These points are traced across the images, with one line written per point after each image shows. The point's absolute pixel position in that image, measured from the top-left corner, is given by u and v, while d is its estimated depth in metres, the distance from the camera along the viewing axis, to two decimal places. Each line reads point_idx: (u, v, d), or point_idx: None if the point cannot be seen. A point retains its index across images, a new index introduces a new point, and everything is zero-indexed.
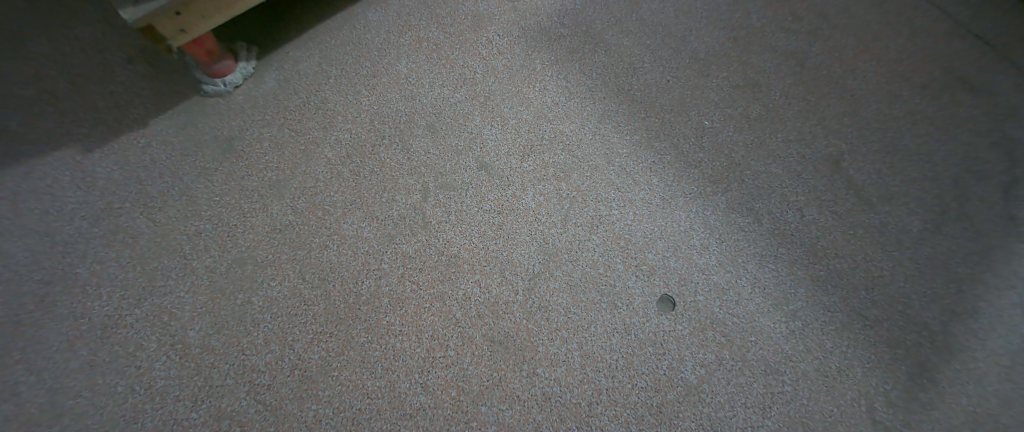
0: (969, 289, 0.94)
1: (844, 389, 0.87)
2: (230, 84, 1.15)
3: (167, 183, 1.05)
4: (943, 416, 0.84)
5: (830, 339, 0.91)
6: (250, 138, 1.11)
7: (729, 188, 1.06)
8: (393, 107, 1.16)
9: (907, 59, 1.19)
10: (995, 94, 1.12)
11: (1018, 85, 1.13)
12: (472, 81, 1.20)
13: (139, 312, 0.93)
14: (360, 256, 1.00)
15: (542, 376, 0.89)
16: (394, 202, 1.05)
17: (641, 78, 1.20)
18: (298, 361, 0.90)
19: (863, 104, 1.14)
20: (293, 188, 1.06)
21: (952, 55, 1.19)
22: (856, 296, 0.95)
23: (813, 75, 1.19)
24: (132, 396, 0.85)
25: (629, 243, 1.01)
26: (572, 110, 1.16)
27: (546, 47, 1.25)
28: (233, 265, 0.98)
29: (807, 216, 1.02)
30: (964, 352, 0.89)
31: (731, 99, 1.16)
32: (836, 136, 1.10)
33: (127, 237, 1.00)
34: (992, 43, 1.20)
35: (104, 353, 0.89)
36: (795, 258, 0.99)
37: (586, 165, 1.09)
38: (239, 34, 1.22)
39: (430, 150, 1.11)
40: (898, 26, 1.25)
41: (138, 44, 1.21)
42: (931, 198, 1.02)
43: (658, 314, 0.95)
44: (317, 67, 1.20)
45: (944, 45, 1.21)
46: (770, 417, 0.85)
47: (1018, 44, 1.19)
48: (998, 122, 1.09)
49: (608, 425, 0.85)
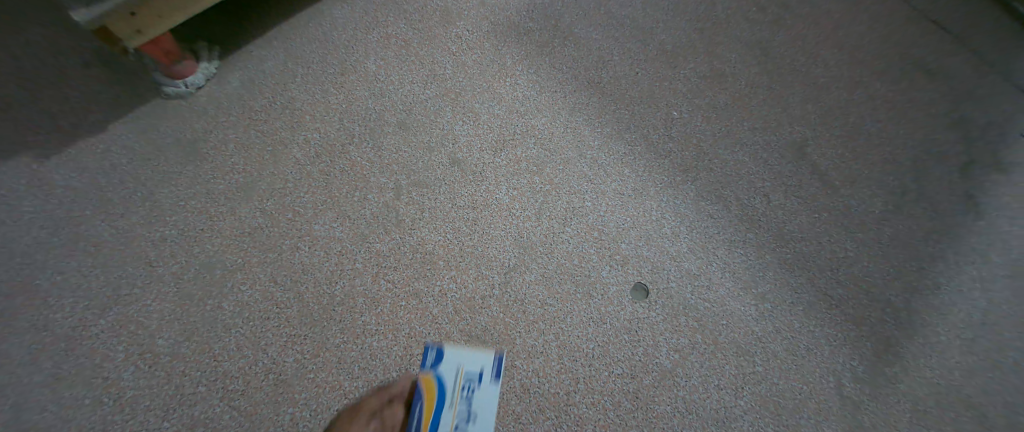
0: (930, 266, 0.97)
1: (813, 367, 0.90)
2: (192, 85, 1.12)
3: (129, 189, 1.03)
4: (908, 388, 0.88)
5: (799, 320, 0.94)
6: (215, 140, 1.08)
7: (699, 176, 1.08)
8: (362, 104, 1.14)
9: (866, 47, 1.23)
10: (952, 77, 1.16)
11: (972, 68, 1.17)
12: (443, 77, 1.19)
13: (104, 322, 0.91)
14: (333, 256, 0.99)
15: (520, 368, 0.90)
16: (366, 200, 1.04)
17: (611, 71, 1.21)
18: (271, 364, 0.89)
19: (825, 90, 1.17)
20: (262, 190, 1.04)
21: (911, 40, 1.22)
22: (823, 277, 0.97)
23: (778, 63, 1.22)
24: (99, 408, 0.84)
25: (604, 234, 1.02)
26: (543, 103, 1.16)
27: (516, 42, 1.25)
28: (201, 269, 0.96)
29: (774, 201, 1.04)
30: (926, 327, 0.92)
31: (699, 90, 1.18)
32: (800, 123, 1.13)
33: (89, 245, 0.97)
34: (949, 27, 1.23)
35: (68, 366, 0.87)
36: (763, 243, 1.01)
37: (558, 158, 1.10)
38: (200, 32, 1.19)
39: (402, 147, 1.10)
40: (858, 13, 1.28)
41: (93, 46, 1.17)
42: (892, 180, 1.05)
43: (632, 303, 0.96)
44: (283, 65, 1.17)
45: (904, 30, 1.24)
46: (744, 397, 0.88)
47: (973, 28, 1.22)
48: (955, 104, 1.12)
49: (586, 413, 0.87)
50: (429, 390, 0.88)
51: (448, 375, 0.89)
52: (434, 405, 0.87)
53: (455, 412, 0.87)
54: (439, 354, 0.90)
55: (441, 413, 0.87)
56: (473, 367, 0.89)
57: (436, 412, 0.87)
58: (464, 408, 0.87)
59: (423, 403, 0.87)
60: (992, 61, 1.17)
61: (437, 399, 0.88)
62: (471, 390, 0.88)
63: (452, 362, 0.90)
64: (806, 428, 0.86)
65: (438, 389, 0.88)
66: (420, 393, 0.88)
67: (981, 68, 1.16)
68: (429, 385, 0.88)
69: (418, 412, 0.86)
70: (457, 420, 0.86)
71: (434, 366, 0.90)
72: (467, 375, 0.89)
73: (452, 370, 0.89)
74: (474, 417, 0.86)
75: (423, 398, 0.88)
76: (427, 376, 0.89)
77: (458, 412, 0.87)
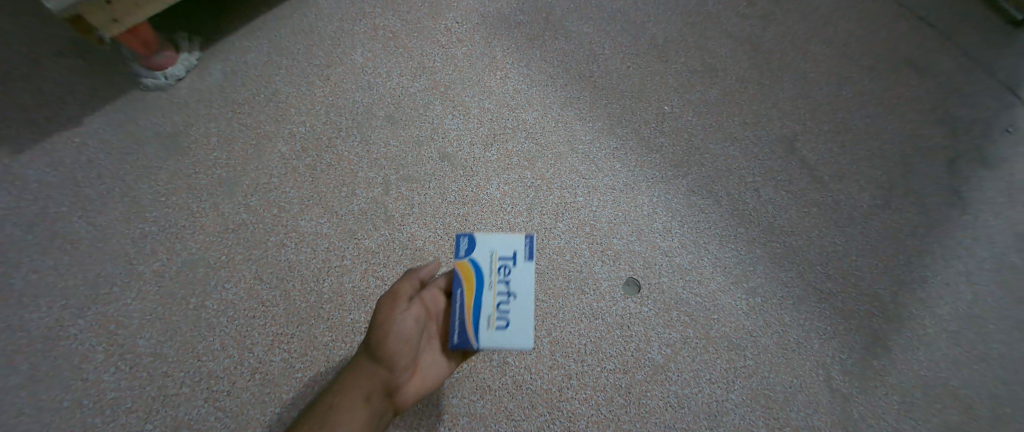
0: (917, 260, 0.98)
1: (804, 360, 0.91)
2: (171, 76, 1.08)
3: (106, 185, 0.99)
4: (896, 381, 0.89)
5: (788, 314, 0.94)
6: (195, 134, 1.05)
7: (691, 170, 1.07)
8: (349, 98, 1.11)
9: (861, 36, 1.21)
10: (949, 66, 1.14)
11: (967, 59, 1.14)
12: (431, 70, 1.16)
13: (82, 322, 0.89)
14: (320, 253, 0.97)
15: (512, 365, 0.91)
16: (354, 196, 1.02)
17: (602, 65, 1.19)
18: (257, 364, 0.88)
19: (815, 86, 1.15)
20: (245, 185, 1.02)
21: (908, 28, 1.20)
22: (812, 270, 0.98)
23: (768, 58, 1.19)
24: (78, 411, 0.83)
25: (596, 229, 1.01)
26: (534, 97, 1.14)
27: (506, 34, 1.22)
28: (183, 267, 0.94)
29: (765, 195, 1.04)
30: (914, 320, 0.93)
31: (690, 84, 1.17)
32: (790, 117, 1.12)
33: (65, 243, 0.94)
34: (945, 17, 1.20)
35: (45, 367, 0.85)
36: (754, 237, 1.01)
37: (550, 152, 1.08)
38: (180, 23, 1.15)
39: (391, 142, 1.07)
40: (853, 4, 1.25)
41: (66, 35, 1.12)
42: (881, 174, 1.06)
43: (624, 298, 0.96)
44: (266, 57, 1.14)
45: (901, 17, 1.21)
46: (735, 391, 0.89)
47: (970, 16, 1.19)
48: (947, 97, 1.11)
49: (578, 409, 0.87)
50: (466, 274, 0.83)
51: (482, 260, 0.85)
52: (473, 286, 0.82)
53: (496, 291, 0.82)
54: (471, 242, 0.86)
55: (481, 295, 0.81)
56: (506, 248, 0.86)
57: (476, 292, 0.81)
58: (505, 286, 0.83)
59: (462, 287, 0.82)
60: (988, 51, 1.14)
61: (475, 280, 0.82)
62: (507, 269, 0.84)
63: (485, 245, 0.86)
64: (796, 421, 0.87)
65: (474, 271, 0.83)
66: (458, 278, 0.82)
67: (976, 58, 1.14)
68: (464, 269, 0.83)
69: (459, 299, 0.81)
70: (498, 298, 0.82)
71: (467, 253, 0.85)
72: (501, 257, 0.85)
73: (485, 254, 0.85)
74: (516, 293, 0.82)
75: (460, 283, 0.82)
76: (463, 263, 0.84)
77: (498, 292, 0.82)
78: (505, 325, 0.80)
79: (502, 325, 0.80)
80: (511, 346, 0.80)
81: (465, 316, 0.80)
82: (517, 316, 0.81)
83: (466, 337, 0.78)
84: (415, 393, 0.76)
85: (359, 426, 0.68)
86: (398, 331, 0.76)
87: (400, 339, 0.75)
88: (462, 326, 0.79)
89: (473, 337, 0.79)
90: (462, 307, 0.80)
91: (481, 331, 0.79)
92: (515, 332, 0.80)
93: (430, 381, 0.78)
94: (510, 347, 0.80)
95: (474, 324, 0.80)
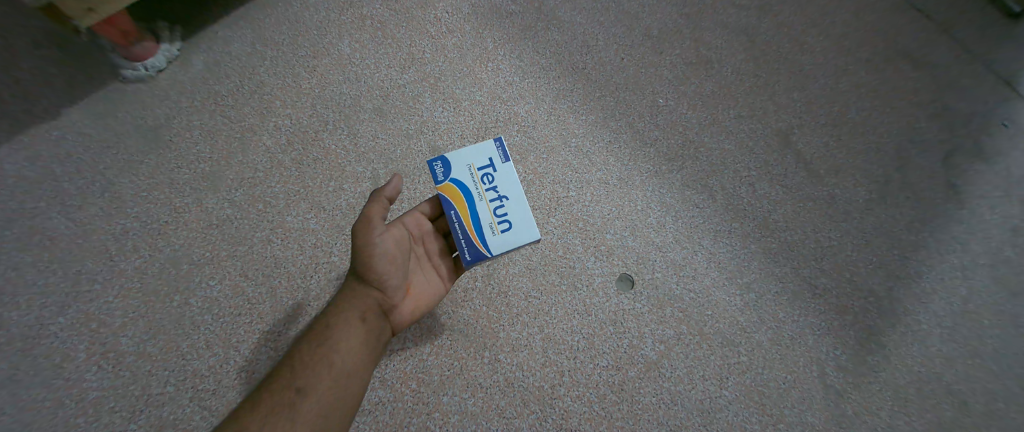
0: (912, 255, 0.97)
1: (798, 357, 0.91)
2: (153, 68, 1.05)
3: (86, 179, 0.96)
4: (889, 376, 0.89)
5: (783, 309, 0.94)
6: (178, 127, 1.02)
7: (685, 165, 1.05)
8: (337, 90, 1.08)
9: (865, 24, 1.17)
10: (951, 55, 1.11)
11: (969, 49, 1.11)
12: (421, 61, 1.12)
13: (63, 320, 0.87)
14: (307, 249, 0.95)
15: (504, 362, 0.89)
16: (342, 191, 0.99)
17: (595, 56, 1.15)
18: (244, 362, 0.87)
19: (812, 78, 1.12)
20: (230, 179, 0.99)
21: (914, 16, 1.16)
22: (807, 266, 0.97)
23: (764, 50, 1.15)
24: (60, 410, 0.81)
25: (589, 224, 1.00)
26: (527, 90, 1.11)
27: (499, 25, 1.16)
28: (166, 264, 0.93)
29: (760, 190, 1.02)
30: (908, 316, 0.93)
31: (685, 77, 1.13)
32: (786, 111, 1.09)
33: (43, 239, 0.92)
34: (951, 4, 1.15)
35: (25, 366, 0.84)
36: (748, 232, 0.99)
37: (543, 146, 1.06)
38: (160, 9, 1.09)
39: (379, 135, 1.04)
40: None
41: (38, 22, 1.06)
42: (878, 168, 1.04)
43: (618, 294, 0.95)
44: (250, 48, 1.09)
45: (907, 5, 1.17)
46: (728, 387, 0.89)
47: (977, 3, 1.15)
48: (946, 89, 1.09)
49: (571, 406, 0.87)
50: (453, 196, 0.79)
51: (463, 179, 0.80)
52: (464, 204, 0.78)
53: (487, 200, 0.79)
54: (446, 164, 0.81)
55: (474, 208, 0.78)
56: (481, 159, 0.81)
57: (468, 208, 0.78)
58: (493, 193, 0.79)
59: (454, 209, 0.78)
60: (990, 41, 1.11)
61: (464, 198, 0.79)
62: (491, 178, 0.80)
63: (461, 163, 0.81)
64: (788, 417, 0.87)
65: (460, 190, 0.79)
66: (446, 202, 0.78)
67: (978, 48, 1.11)
68: (449, 191, 0.79)
69: (455, 217, 0.78)
70: (492, 205, 0.79)
71: (446, 176, 0.80)
72: (480, 169, 0.80)
73: (464, 171, 0.80)
74: (508, 195, 0.79)
75: (451, 206, 0.78)
76: (446, 185, 0.79)
77: (489, 200, 0.79)
78: (509, 226, 0.78)
79: (506, 227, 0.78)
80: (519, 245, 0.78)
81: (468, 229, 0.77)
82: (516, 215, 0.78)
83: (477, 249, 0.77)
84: (412, 308, 0.78)
85: (360, 342, 0.71)
86: (382, 253, 0.73)
87: (386, 259, 0.74)
88: (469, 240, 0.77)
89: (483, 247, 0.77)
90: (462, 225, 0.78)
91: (488, 239, 0.77)
92: (518, 228, 0.78)
93: (425, 297, 0.80)
94: (520, 246, 0.78)
95: (479, 235, 0.77)
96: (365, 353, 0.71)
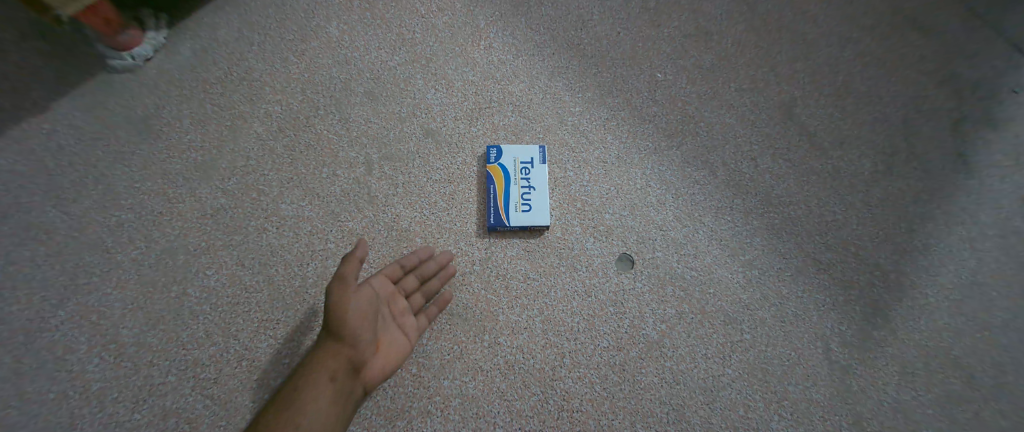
0: (920, 227, 0.95)
1: (802, 333, 0.89)
2: (140, 56, 1.03)
3: (79, 172, 0.96)
4: (895, 351, 0.88)
5: (787, 286, 0.92)
6: (168, 116, 1.01)
7: (685, 141, 1.02)
8: (327, 73, 1.06)
9: None
10: (960, 20, 1.07)
11: (979, 13, 1.07)
12: (411, 42, 1.09)
13: (63, 313, 0.87)
14: (303, 236, 0.94)
15: (504, 345, 0.89)
16: (336, 177, 0.98)
17: (591, 31, 1.11)
18: (243, 351, 0.87)
19: (816, 48, 1.08)
20: (222, 168, 0.98)
21: None
22: (811, 240, 0.95)
23: (766, 20, 1.11)
24: (65, 402, 0.82)
25: (587, 204, 0.98)
26: (521, 68, 1.08)
27: (491, 1, 1.13)
28: (163, 255, 0.92)
29: (763, 165, 1.00)
30: (915, 289, 0.91)
31: (685, 50, 1.09)
32: (788, 83, 1.06)
33: (39, 233, 0.92)
34: None
35: (28, 360, 0.84)
36: (751, 208, 0.97)
37: (538, 125, 1.04)
38: None
39: (372, 119, 1.03)
40: None
41: (19, 13, 1.04)
42: (884, 138, 1.01)
43: (617, 274, 0.93)
44: (238, 34, 1.07)
45: None
46: (731, 365, 0.88)
47: None
48: (955, 55, 1.05)
49: (571, 388, 0.86)
50: (496, 175, 0.96)
51: (509, 164, 0.97)
52: (502, 181, 0.95)
53: (519, 185, 0.95)
54: (499, 150, 0.98)
55: (508, 188, 0.95)
56: (526, 155, 0.98)
57: (504, 186, 0.95)
58: (526, 182, 0.96)
59: (494, 184, 0.95)
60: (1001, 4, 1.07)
61: (504, 178, 0.95)
62: (528, 171, 0.97)
63: (509, 153, 0.98)
64: (792, 394, 0.86)
65: (502, 171, 0.96)
66: (489, 178, 0.96)
67: (989, 11, 1.07)
68: (495, 170, 0.96)
69: (492, 191, 0.95)
70: (522, 191, 0.95)
71: (496, 159, 0.97)
72: (522, 163, 0.97)
73: (510, 160, 0.97)
74: (536, 187, 0.95)
75: (492, 180, 0.96)
76: (494, 166, 0.97)
77: (522, 186, 0.96)
78: (529, 208, 0.94)
79: (526, 209, 0.94)
80: (534, 225, 0.94)
81: (499, 201, 0.94)
82: (538, 203, 0.94)
83: (499, 216, 0.93)
84: (379, 371, 0.77)
85: (329, 402, 0.70)
86: (354, 311, 0.74)
87: (358, 316, 0.74)
88: (496, 208, 0.94)
89: (504, 216, 0.93)
90: (494, 195, 0.95)
91: (511, 212, 0.94)
92: (535, 215, 0.94)
93: (394, 354, 0.79)
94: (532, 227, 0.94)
95: (505, 207, 0.94)
96: (333, 415, 0.70)
